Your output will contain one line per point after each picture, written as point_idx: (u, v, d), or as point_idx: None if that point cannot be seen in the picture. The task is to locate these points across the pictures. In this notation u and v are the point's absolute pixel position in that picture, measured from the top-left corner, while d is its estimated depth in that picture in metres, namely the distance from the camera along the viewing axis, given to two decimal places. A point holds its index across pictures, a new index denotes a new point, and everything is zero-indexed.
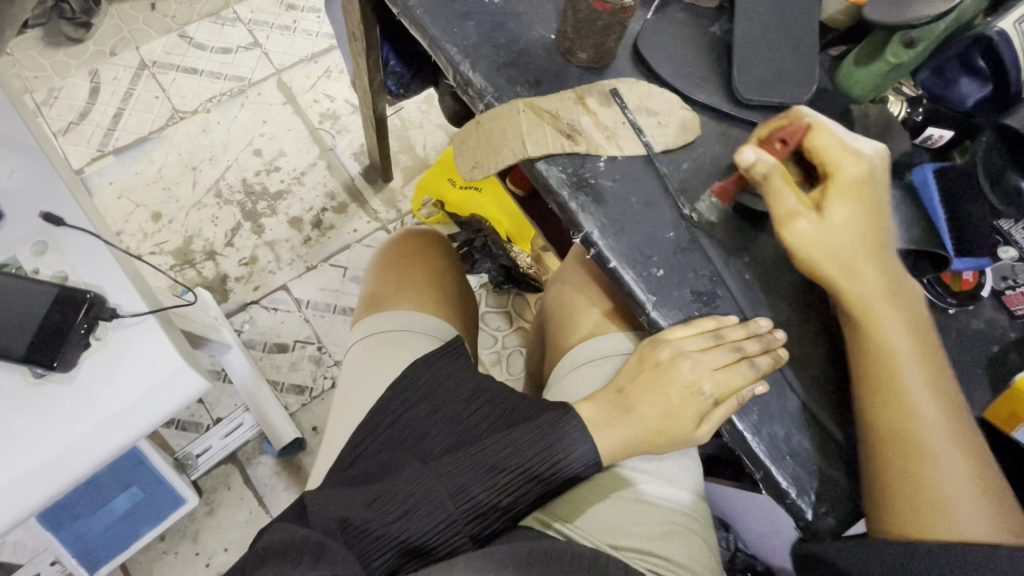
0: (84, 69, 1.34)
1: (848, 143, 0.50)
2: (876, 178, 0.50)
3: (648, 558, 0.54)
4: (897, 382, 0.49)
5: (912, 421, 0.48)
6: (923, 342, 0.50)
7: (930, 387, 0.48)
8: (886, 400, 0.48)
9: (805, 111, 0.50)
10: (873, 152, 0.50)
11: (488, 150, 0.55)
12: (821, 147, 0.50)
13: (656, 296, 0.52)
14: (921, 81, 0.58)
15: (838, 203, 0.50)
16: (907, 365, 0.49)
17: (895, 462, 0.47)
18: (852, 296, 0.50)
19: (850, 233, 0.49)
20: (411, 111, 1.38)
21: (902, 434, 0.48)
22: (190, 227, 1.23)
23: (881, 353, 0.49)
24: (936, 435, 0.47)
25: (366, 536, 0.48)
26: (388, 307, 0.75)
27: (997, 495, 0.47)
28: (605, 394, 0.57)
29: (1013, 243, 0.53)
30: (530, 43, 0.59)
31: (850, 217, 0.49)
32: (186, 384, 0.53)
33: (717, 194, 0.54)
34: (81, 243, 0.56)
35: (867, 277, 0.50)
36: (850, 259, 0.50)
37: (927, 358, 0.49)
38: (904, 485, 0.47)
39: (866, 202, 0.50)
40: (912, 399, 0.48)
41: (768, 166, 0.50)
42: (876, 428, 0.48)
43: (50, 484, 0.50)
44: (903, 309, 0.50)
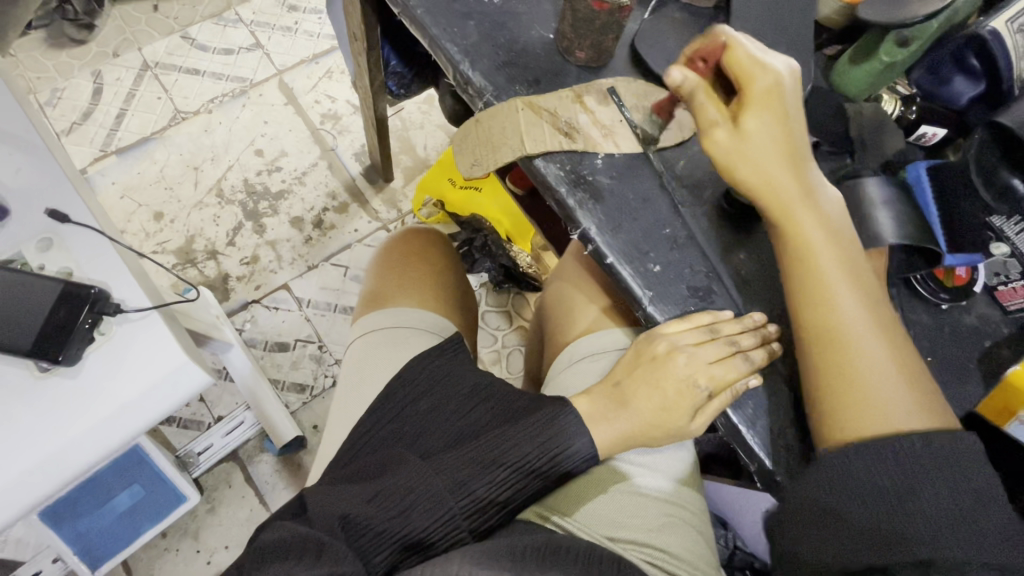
0: (87, 70, 1.35)
1: (759, 57, 0.50)
2: (790, 91, 0.50)
3: (644, 550, 0.55)
4: (823, 288, 0.50)
5: (836, 321, 0.49)
6: (845, 248, 0.51)
7: (852, 290, 0.50)
8: (810, 303, 0.50)
9: (721, 29, 0.51)
10: (788, 67, 0.50)
11: (487, 148, 0.56)
12: (734, 61, 0.50)
13: (652, 291, 0.53)
14: (916, 81, 0.60)
15: (753, 117, 0.50)
16: (828, 270, 0.50)
17: (822, 364, 0.49)
18: (776, 206, 0.51)
19: (767, 144, 0.50)
20: (412, 111, 1.39)
21: (827, 338, 0.49)
22: (192, 226, 1.24)
23: (804, 259, 0.51)
24: (863, 337, 0.49)
25: (366, 532, 0.48)
26: (388, 303, 0.75)
27: (924, 389, 0.48)
28: (602, 388, 0.58)
29: (1005, 239, 0.55)
30: (529, 43, 0.60)
31: (764, 128, 0.50)
32: (188, 378, 0.54)
33: (655, 110, 0.57)
34: (86, 240, 0.57)
35: (787, 186, 0.51)
36: (768, 169, 0.50)
37: (852, 265, 0.51)
38: (838, 386, 0.48)
39: (782, 115, 0.50)
40: (835, 300, 0.50)
41: (691, 83, 0.50)
42: (806, 333, 0.50)
43: (56, 477, 0.50)
44: (826, 218, 0.51)
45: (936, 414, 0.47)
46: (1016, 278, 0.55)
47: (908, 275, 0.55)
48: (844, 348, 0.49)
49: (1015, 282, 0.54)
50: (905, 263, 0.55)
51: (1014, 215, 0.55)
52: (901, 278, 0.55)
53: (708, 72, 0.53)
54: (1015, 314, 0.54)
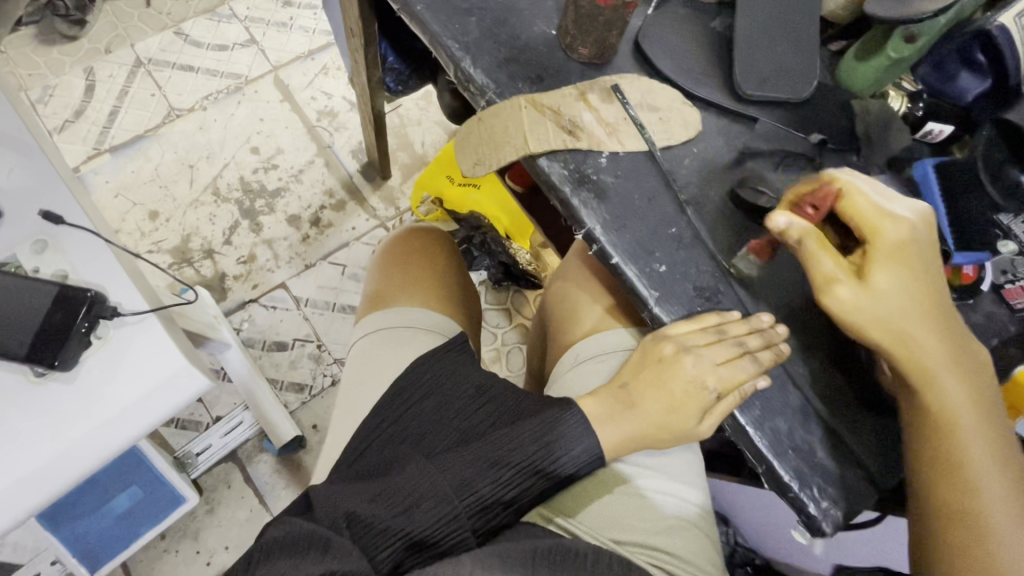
0: (79, 67, 1.33)
1: (883, 208, 0.49)
2: (920, 240, 0.49)
3: (649, 552, 0.55)
4: (960, 456, 0.47)
5: (970, 479, 0.46)
6: (979, 396, 0.48)
7: (993, 459, 0.47)
8: (948, 463, 0.47)
9: (837, 177, 0.50)
10: (913, 212, 0.49)
11: (489, 147, 0.55)
12: (855, 211, 0.49)
13: (658, 292, 0.52)
14: (921, 76, 0.58)
15: (882, 271, 0.48)
16: (964, 426, 0.47)
17: (953, 534, 0.46)
18: (909, 363, 0.48)
19: (899, 298, 0.48)
20: (409, 108, 1.37)
21: (960, 508, 0.46)
22: (188, 225, 1.23)
23: (943, 417, 0.48)
24: (1002, 510, 0.46)
25: (369, 530, 0.48)
26: (390, 303, 0.75)
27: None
28: (608, 389, 0.58)
29: (1012, 236, 0.53)
30: (531, 39, 0.59)
31: (896, 282, 0.48)
32: (187, 384, 0.53)
33: (755, 252, 0.54)
34: (81, 242, 0.56)
35: (923, 343, 0.48)
36: (902, 326, 0.48)
37: (990, 429, 0.48)
38: (964, 537, 0.46)
39: (911, 268, 0.48)
40: (971, 459, 0.47)
41: (799, 231, 0.49)
42: (939, 500, 0.47)
43: (52, 484, 0.50)
44: (962, 370, 0.48)
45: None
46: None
47: None
48: (984, 524, 0.46)
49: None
50: None
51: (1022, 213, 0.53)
52: None
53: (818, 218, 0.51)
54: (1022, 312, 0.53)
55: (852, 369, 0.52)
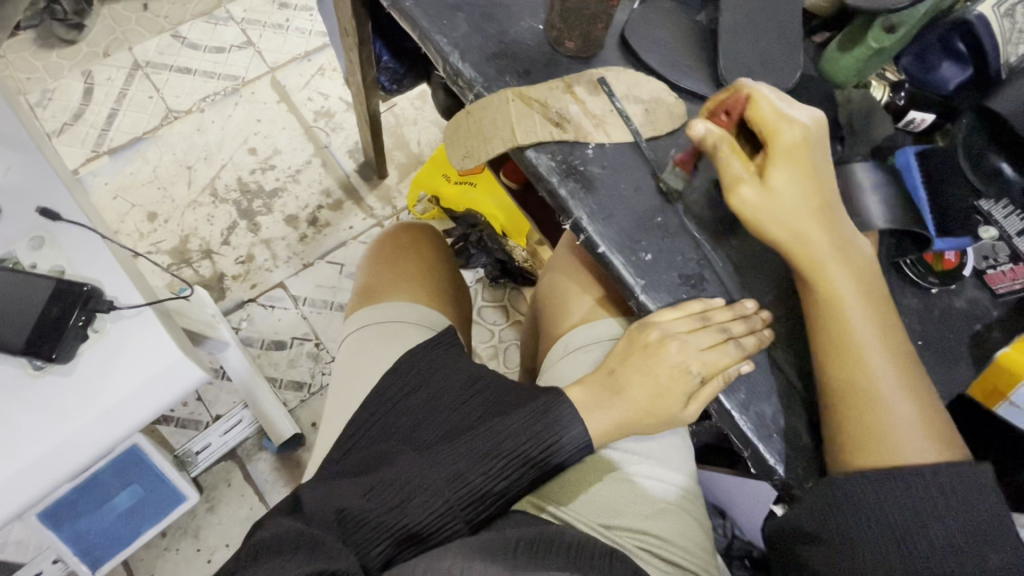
0: (77, 70, 1.34)
1: (783, 111, 0.50)
2: (816, 143, 0.50)
3: (640, 537, 0.56)
4: (848, 341, 0.49)
5: (861, 371, 0.48)
6: (871, 291, 0.51)
7: (881, 344, 0.49)
8: (838, 353, 0.49)
9: (744, 83, 0.51)
10: (811, 119, 0.51)
11: (478, 140, 0.56)
12: (758, 115, 0.50)
13: (645, 279, 0.53)
14: (904, 67, 0.60)
15: (780, 171, 0.50)
16: (857, 319, 0.49)
17: (849, 416, 0.48)
18: (804, 256, 0.50)
19: (795, 196, 0.50)
20: (405, 108, 1.38)
21: (852, 393, 0.48)
22: (186, 226, 1.24)
23: (835, 310, 0.50)
24: (889, 390, 0.48)
25: (362, 527, 0.49)
26: (382, 298, 0.76)
27: (939, 428, 0.48)
28: (595, 377, 0.58)
29: (994, 222, 0.54)
30: (519, 34, 0.60)
31: (792, 181, 0.50)
32: (182, 375, 0.54)
33: (681, 164, 0.55)
34: (77, 238, 0.57)
35: (817, 238, 0.50)
36: (798, 223, 0.50)
37: (876, 315, 0.50)
38: (857, 420, 0.48)
39: (808, 168, 0.50)
40: (864, 352, 0.49)
41: (717, 135, 0.50)
42: (832, 386, 0.49)
43: (50, 475, 0.50)
44: (856, 267, 0.51)
45: (950, 447, 0.47)
46: (1004, 261, 0.55)
47: (898, 260, 0.55)
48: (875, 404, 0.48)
49: (1003, 265, 0.55)
50: (894, 247, 0.55)
51: (1003, 199, 0.53)
52: (890, 263, 0.55)
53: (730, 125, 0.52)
54: (1004, 297, 0.54)
55: None
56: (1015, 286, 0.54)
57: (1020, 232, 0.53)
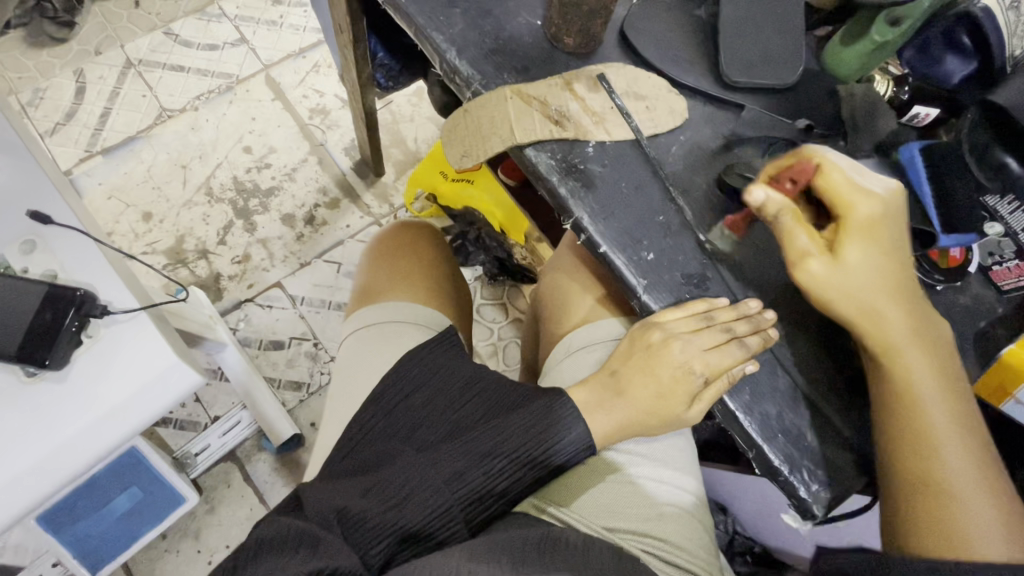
0: (68, 69, 1.32)
1: (858, 183, 0.49)
2: (892, 216, 0.49)
3: (643, 539, 0.55)
4: (924, 426, 0.47)
5: (936, 459, 0.47)
6: (947, 374, 0.49)
7: (956, 429, 0.47)
8: (910, 437, 0.47)
9: (814, 152, 0.50)
10: (885, 191, 0.49)
11: (476, 138, 0.55)
12: (830, 186, 0.49)
13: (647, 279, 0.52)
14: (908, 60, 0.59)
15: (853, 246, 0.48)
16: (931, 404, 0.48)
17: (915, 503, 0.47)
18: (875, 334, 0.49)
19: (869, 274, 0.49)
20: (401, 104, 1.37)
21: (925, 481, 0.47)
22: (182, 226, 1.23)
23: (910, 395, 0.48)
24: (966, 481, 0.46)
25: (361, 526, 0.48)
26: (381, 299, 0.75)
27: (1018, 524, 0.46)
28: (597, 378, 0.58)
29: (999, 219, 0.53)
30: (517, 30, 0.59)
31: (866, 259, 0.48)
32: (179, 380, 0.53)
33: (729, 226, 0.53)
34: (69, 242, 0.56)
35: (891, 316, 0.48)
36: (871, 300, 0.49)
37: (952, 401, 0.48)
38: (926, 509, 0.46)
39: (882, 243, 0.49)
40: (938, 439, 0.47)
41: (779, 204, 0.48)
42: (903, 471, 0.47)
43: (46, 483, 0.50)
44: (929, 348, 0.49)
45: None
46: (1010, 257, 0.54)
47: None
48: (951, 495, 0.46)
49: (1009, 261, 0.54)
50: None
51: (1008, 195, 0.52)
52: None
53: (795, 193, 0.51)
54: (1009, 293, 0.54)
55: (839, 353, 0.53)
56: (1021, 283, 0.53)
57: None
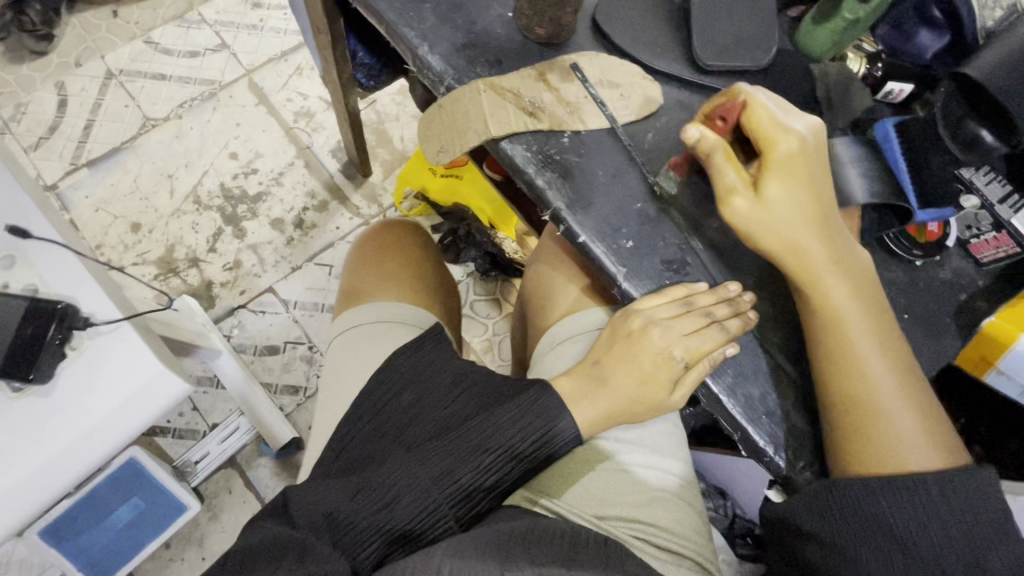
0: (50, 82, 1.32)
1: (781, 118, 0.50)
2: (813, 152, 0.50)
3: (637, 526, 0.56)
4: (849, 355, 0.49)
5: (863, 383, 0.49)
6: (871, 300, 0.50)
7: (881, 354, 0.49)
8: (836, 360, 0.49)
9: (740, 88, 0.50)
10: (808, 127, 0.50)
11: (452, 133, 0.55)
12: (754, 122, 0.50)
13: (627, 267, 0.52)
14: (880, 37, 0.59)
15: (776, 182, 0.49)
16: (855, 328, 0.49)
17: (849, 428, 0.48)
18: (802, 270, 0.50)
19: (792, 209, 0.49)
20: (386, 103, 1.36)
21: (857, 404, 0.48)
22: (171, 235, 1.22)
23: (834, 321, 0.50)
24: (889, 400, 0.49)
25: (351, 529, 0.48)
26: (366, 299, 0.75)
27: (938, 436, 0.49)
28: (582, 368, 0.58)
29: (975, 190, 0.55)
30: (488, 23, 0.59)
31: (789, 196, 0.49)
32: (166, 389, 0.53)
33: (674, 167, 0.54)
34: (49, 256, 0.56)
35: (813, 250, 0.50)
36: (795, 236, 0.50)
37: (879, 327, 0.50)
38: (860, 432, 0.48)
39: (804, 178, 0.50)
40: (866, 366, 0.49)
41: (712, 141, 0.49)
42: (836, 396, 0.49)
43: (41, 494, 0.50)
44: (853, 276, 0.50)
45: (950, 454, 0.48)
46: (988, 230, 0.54)
47: (881, 234, 0.55)
48: (874, 417, 0.48)
49: (987, 233, 0.54)
50: (877, 221, 0.54)
51: (981, 167, 0.55)
52: (874, 237, 0.55)
53: (727, 131, 0.52)
54: (989, 265, 0.54)
55: None
56: (999, 254, 0.54)
57: (1001, 199, 0.55)
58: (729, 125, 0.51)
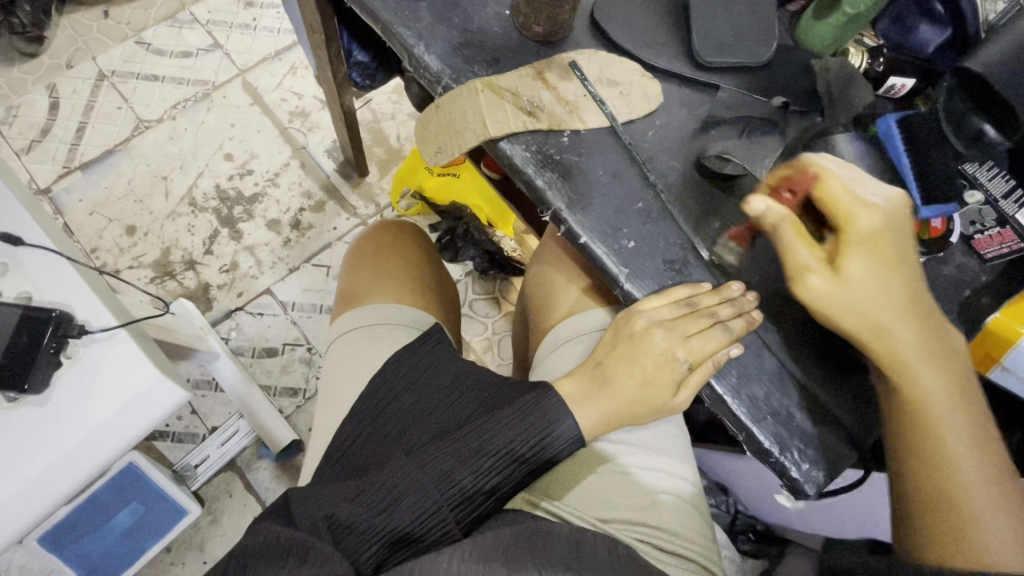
0: (41, 84, 1.30)
1: (858, 194, 0.48)
2: (894, 226, 0.48)
3: (638, 529, 0.56)
4: (937, 442, 0.47)
5: (950, 472, 0.47)
6: (957, 384, 0.48)
7: (968, 439, 0.47)
8: (922, 446, 0.48)
9: (811, 160, 0.49)
10: (885, 200, 0.48)
11: (450, 133, 0.55)
12: (829, 196, 0.48)
13: (628, 268, 0.52)
14: (881, 31, 0.59)
15: (854, 259, 0.48)
16: (942, 413, 0.48)
17: (929, 513, 0.47)
18: (884, 352, 0.48)
19: (872, 289, 0.48)
20: (381, 102, 1.35)
21: (942, 492, 0.47)
22: (167, 238, 1.21)
23: (919, 406, 0.48)
24: (982, 493, 0.46)
25: (352, 531, 0.48)
26: (364, 300, 0.74)
27: None
28: (584, 369, 0.58)
29: (979, 186, 0.55)
30: (484, 21, 0.58)
31: (868, 274, 0.48)
32: (165, 396, 0.53)
33: (735, 238, 0.53)
34: (42, 262, 0.55)
35: (897, 331, 0.48)
36: (876, 316, 0.48)
37: (965, 411, 0.48)
38: (944, 521, 0.46)
39: (884, 254, 0.48)
40: (952, 453, 0.47)
41: (779, 214, 0.48)
42: (918, 482, 0.48)
43: (40, 504, 0.50)
44: (939, 359, 0.48)
45: None
46: (992, 225, 0.54)
47: None
48: (963, 508, 0.46)
49: (992, 229, 0.54)
50: None
51: (986, 162, 0.54)
52: None
53: (794, 203, 0.51)
54: (993, 261, 0.54)
55: (823, 330, 0.53)
56: (1003, 250, 0.54)
57: (1005, 194, 0.54)
58: (797, 197, 0.50)
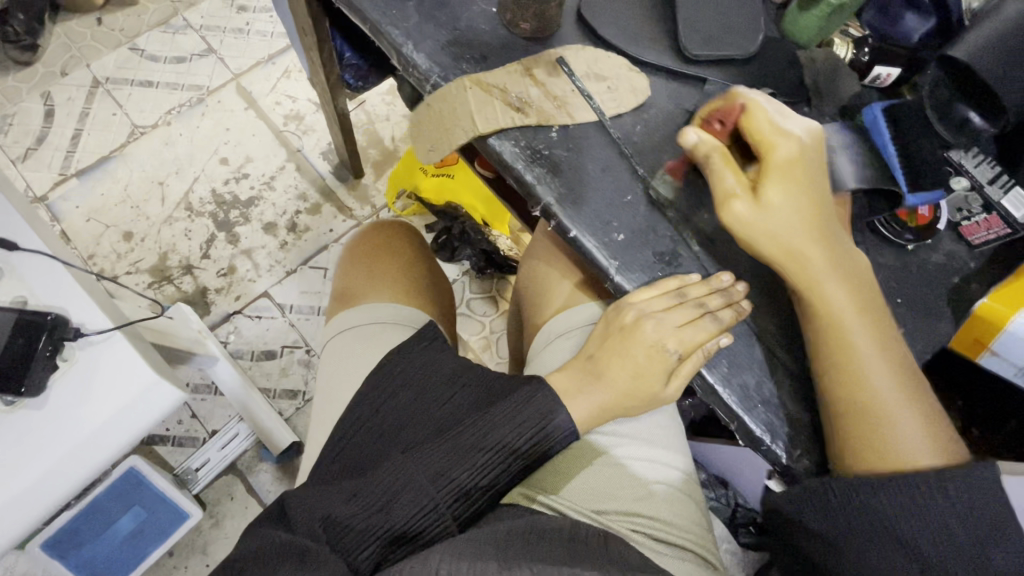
0: (36, 92, 1.30)
1: (778, 123, 0.50)
2: (812, 154, 0.50)
3: (635, 520, 0.56)
4: (854, 362, 0.48)
5: (868, 390, 0.48)
6: (871, 303, 0.50)
7: (881, 356, 0.48)
8: (841, 365, 0.48)
9: (738, 93, 0.52)
10: (805, 131, 0.50)
11: (439, 131, 0.55)
12: (754, 127, 0.51)
13: (619, 260, 0.52)
14: (867, 21, 0.60)
15: (774, 185, 0.49)
16: (856, 331, 0.49)
17: (851, 424, 0.48)
18: (802, 275, 0.50)
19: (791, 213, 0.49)
20: (376, 104, 1.35)
21: (857, 403, 0.48)
22: (164, 243, 1.22)
23: (838, 328, 0.49)
24: (894, 404, 0.48)
25: (349, 532, 0.48)
26: (360, 300, 0.75)
27: (942, 438, 0.48)
28: (576, 363, 0.58)
29: (964, 172, 0.55)
30: (472, 19, 0.58)
31: (788, 199, 0.49)
32: (161, 396, 0.53)
33: (671, 172, 0.54)
34: (37, 267, 0.55)
35: (812, 254, 0.49)
36: (793, 240, 0.49)
37: (879, 329, 0.49)
38: (861, 431, 0.47)
39: (802, 181, 0.49)
40: (868, 370, 0.48)
41: (710, 145, 0.50)
42: (835, 399, 0.48)
43: (39, 505, 0.50)
44: (853, 280, 0.50)
45: (952, 454, 0.48)
46: (979, 212, 0.55)
47: (872, 219, 0.54)
48: (875, 416, 0.47)
49: (978, 215, 0.55)
50: (867, 205, 0.54)
51: (971, 148, 0.55)
52: (864, 223, 0.55)
53: (724, 134, 0.53)
54: (980, 247, 0.55)
55: None
56: (990, 236, 0.54)
57: (991, 180, 0.54)
58: (727, 129, 0.52)
